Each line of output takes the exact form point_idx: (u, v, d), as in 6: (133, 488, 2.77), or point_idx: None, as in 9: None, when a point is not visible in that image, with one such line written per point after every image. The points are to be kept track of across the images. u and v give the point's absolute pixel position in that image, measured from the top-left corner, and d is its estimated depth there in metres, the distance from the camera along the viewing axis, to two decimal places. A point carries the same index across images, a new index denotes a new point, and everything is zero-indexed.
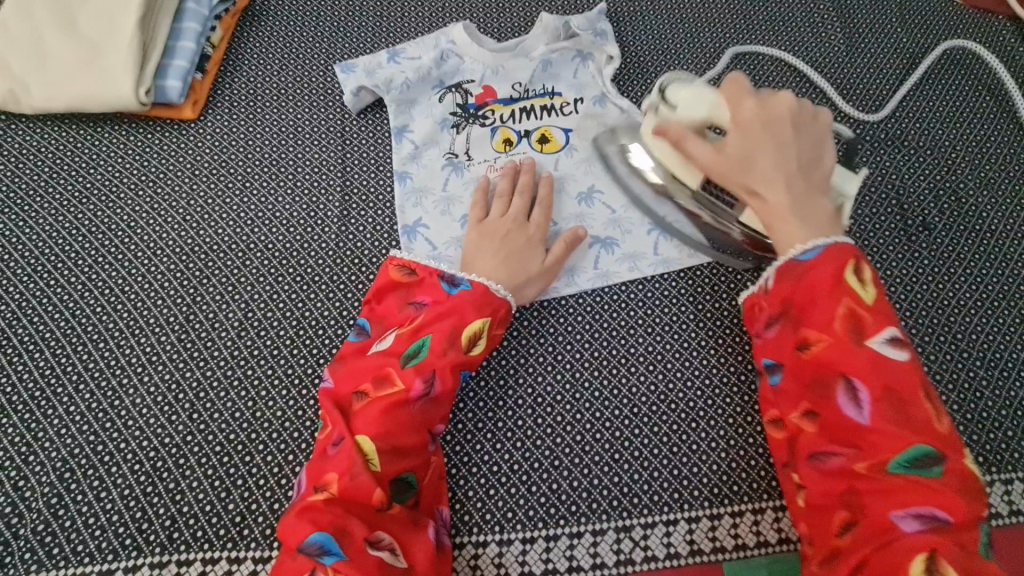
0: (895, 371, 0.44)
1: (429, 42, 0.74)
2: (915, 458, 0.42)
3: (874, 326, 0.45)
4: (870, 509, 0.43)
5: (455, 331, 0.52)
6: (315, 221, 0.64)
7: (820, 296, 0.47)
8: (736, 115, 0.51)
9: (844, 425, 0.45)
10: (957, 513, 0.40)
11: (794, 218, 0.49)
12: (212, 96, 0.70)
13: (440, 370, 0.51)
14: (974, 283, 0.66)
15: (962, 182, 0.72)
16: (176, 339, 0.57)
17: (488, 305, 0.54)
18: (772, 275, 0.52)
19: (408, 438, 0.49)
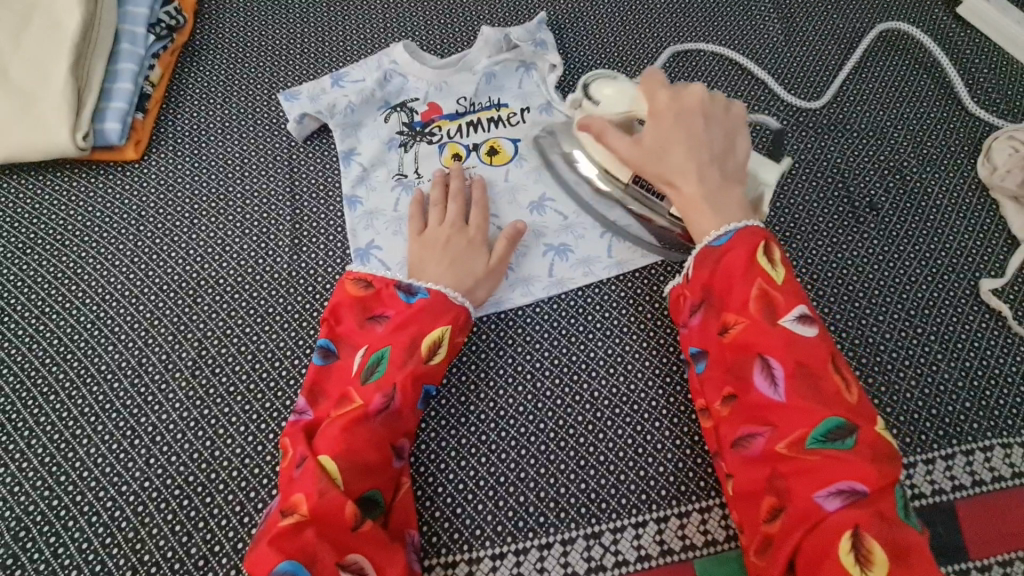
0: (806, 346, 0.46)
1: (372, 63, 0.75)
2: (829, 433, 0.44)
3: (785, 304, 0.48)
4: (797, 489, 0.44)
5: (415, 341, 0.53)
6: (266, 252, 0.64)
7: (736, 279, 0.50)
8: (653, 108, 0.55)
9: (764, 404, 0.46)
10: (869, 482, 0.42)
11: (707, 208, 0.53)
12: (155, 134, 0.69)
13: (399, 383, 0.51)
14: (924, 259, 0.67)
15: (905, 161, 0.73)
16: (128, 384, 0.56)
17: (447, 312, 0.55)
18: (692, 264, 0.54)
19: (371, 456, 0.49)
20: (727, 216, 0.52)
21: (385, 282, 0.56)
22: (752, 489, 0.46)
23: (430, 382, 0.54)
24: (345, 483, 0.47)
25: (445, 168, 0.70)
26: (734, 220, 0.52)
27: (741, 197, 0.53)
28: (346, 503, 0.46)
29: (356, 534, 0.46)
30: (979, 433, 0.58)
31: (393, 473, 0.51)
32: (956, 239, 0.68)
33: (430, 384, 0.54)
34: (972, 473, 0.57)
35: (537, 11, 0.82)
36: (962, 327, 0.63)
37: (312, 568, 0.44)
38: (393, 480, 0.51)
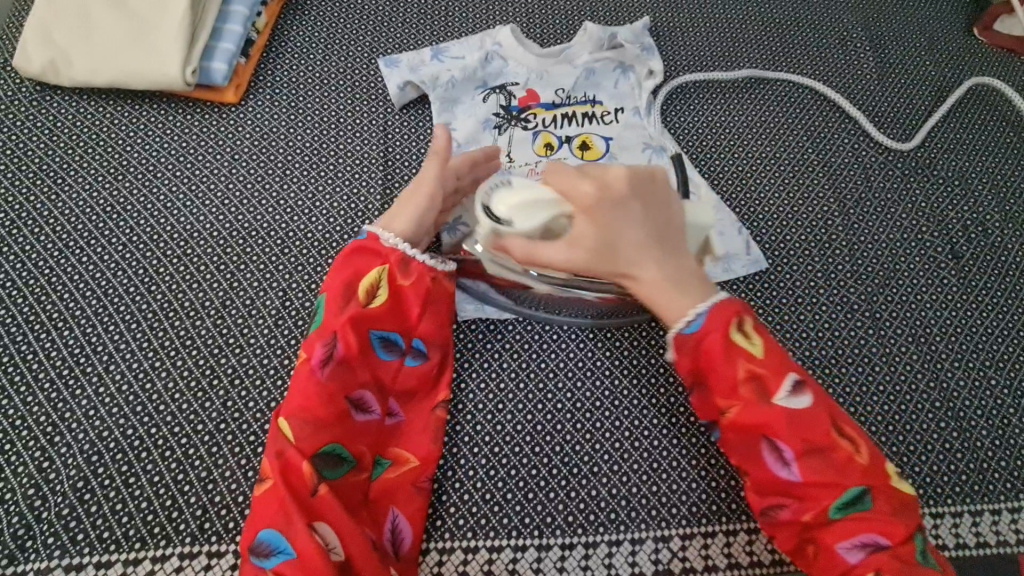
0: (804, 417, 0.47)
1: (474, 42, 0.74)
2: (847, 500, 0.46)
3: (774, 380, 0.48)
4: (825, 547, 0.47)
5: (350, 288, 0.51)
6: (354, 213, 0.64)
7: (717, 360, 0.49)
8: (578, 208, 0.47)
9: (780, 483, 0.48)
10: (894, 535, 0.45)
11: (671, 292, 0.50)
12: (254, 81, 0.69)
13: (341, 331, 0.50)
14: (1002, 312, 0.67)
15: (989, 214, 0.74)
16: (211, 323, 0.56)
17: (380, 255, 0.52)
18: (670, 349, 0.52)
19: (321, 408, 0.48)
20: (688, 297, 0.50)
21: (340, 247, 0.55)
22: (793, 545, 0.50)
23: (379, 326, 0.52)
24: (299, 441, 0.47)
25: (537, 156, 0.70)
26: (697, 299, 0.50)
27: (694, 267, 0.51)
28: (301, 464, 0.46)
29: (316, 496, 0.46)
30: None
31: (354, 426, 0.50)
32: None
33: (378, 331, 0.52)
34: None
35: (638, 15, 0.82)
36: None
37: (288, 535, 0.44)
38: (360, 434, 0.50)
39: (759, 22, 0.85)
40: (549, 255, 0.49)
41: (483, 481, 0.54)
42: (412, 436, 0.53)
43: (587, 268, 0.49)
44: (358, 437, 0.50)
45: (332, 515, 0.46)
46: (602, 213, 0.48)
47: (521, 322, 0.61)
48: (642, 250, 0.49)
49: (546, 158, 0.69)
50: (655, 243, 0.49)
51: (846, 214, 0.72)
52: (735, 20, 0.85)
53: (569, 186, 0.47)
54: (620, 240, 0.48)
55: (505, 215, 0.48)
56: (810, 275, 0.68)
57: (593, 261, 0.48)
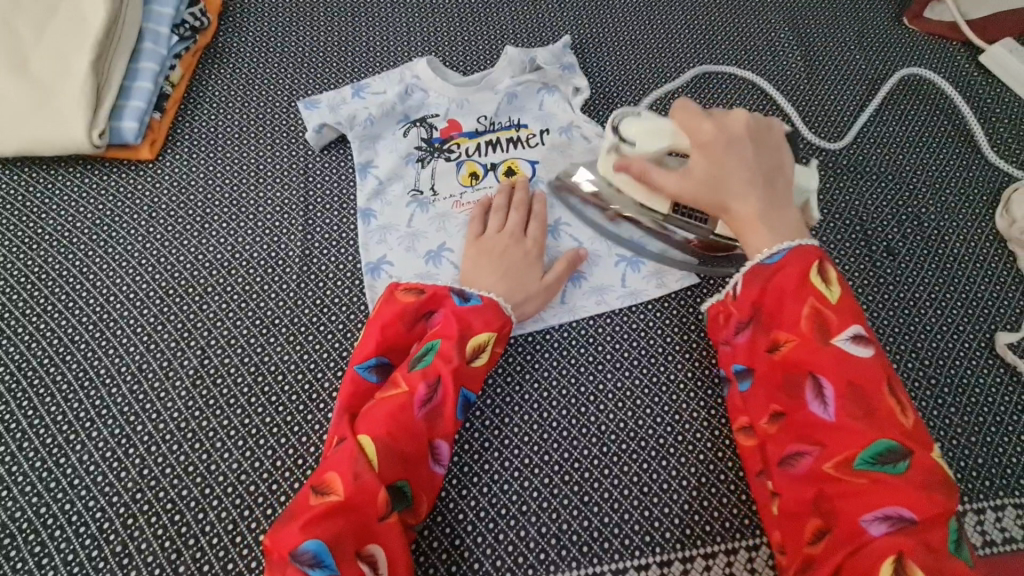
0: (861, 367, 0.45)
1: (394, 76, 0.74)
2: (878, 455, 0.43)
3: (837, 323, 0.47)
4: (841, 511, 0.44)
5: (463, 340, 0.53)
6: (276, 261, 0.63)
7: (787, 296, 0.49)
8: (698, 139, 0.55)
9: (812, 422, 0.46)
10: (921, 509, 0.41)
11: (762, 227, 0.52)
12: (171, 135, 0.69)
13: (445, 377, 0.51)
14: (940, 308, 0.66)
15: (924, 208, 0.73)
16: (127, 390, 0.55)
17: (496, 321, 0.55)
18: (740, 281, 0.53)
19: (411, 446, 0.48)
20: (784, 235, 0.52)
21: (438, 288, 0.55)
22: (800, 509, 0.46)
23: (470, 385, 0.53)
24: (380, 466, 0.47)
25: (462, 186, 0.69)
26: (789, 238, 0.52)
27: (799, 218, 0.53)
28: (379, 489, 0.45)
29: (383, 523, 0.45)
30: (991, 491, 0.57)
31: (427, 471, 0.50)
32: (973, 290, 0.67)
33: (468, 389, 0.53)
34: (983, 533, 0.55)
35: (561, 34, 0.82)
36: (977, 381, 0.62)
37: (337, 550, 0.42)
38: (426, 480, 0.50)
39: (686, 30, 0.85)
40: (660, 179, 0.56)
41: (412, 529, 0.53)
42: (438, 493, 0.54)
43: (693, 199, 0.55)
44: (424, 480, 0.50)
45: (392, 545, 0.45)
46: (713, 140, 0.54)
47: None
48: (748, 182, 0.53)
49: (471, 187, 0.69)
50: (763, 181, 0.53)
51: None
52: (661, 30, 0.85)
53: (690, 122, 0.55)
54: (732, 170, 0.53)
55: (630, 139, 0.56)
56: None
57: (698, 190, 0.54)
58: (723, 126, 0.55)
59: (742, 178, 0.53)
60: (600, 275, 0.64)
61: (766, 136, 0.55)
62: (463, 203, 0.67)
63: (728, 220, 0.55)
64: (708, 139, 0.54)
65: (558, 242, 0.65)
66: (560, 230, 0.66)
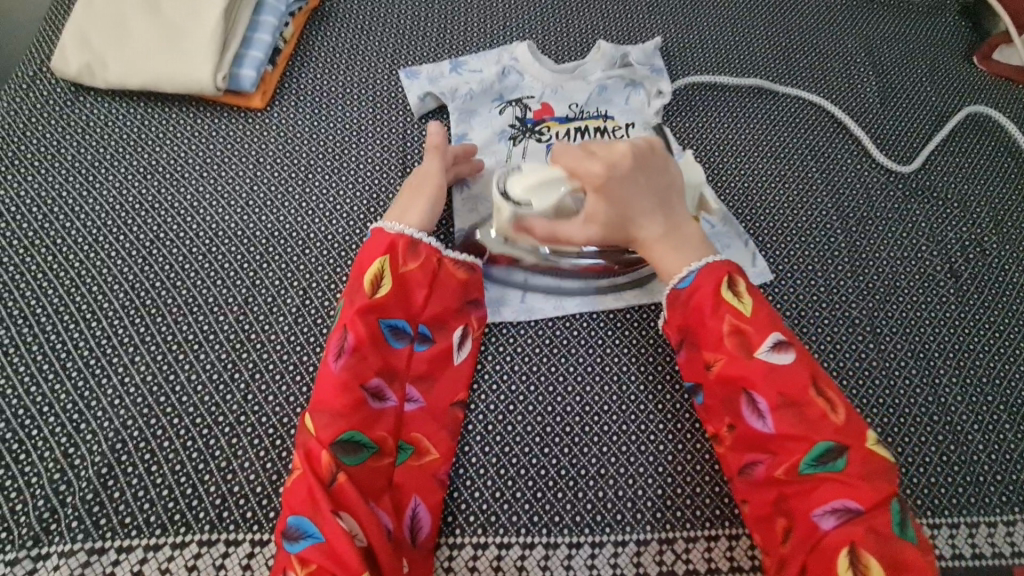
0: (783, 373, 0.51)
1: (492, 57, 0.78)
2: (819, 456, 0.49)
3: (756, 337, 0.52)
4: (799, 511, 0.49)
5: (358, 283, 0.56)
6: (374, 216, 0.66)
7: (709, 317, 0.55)
8: (590, 184, 0.54)
9: (756, 435, 0.52)
10: (864, 498, 0.47)
11: (669, 249, 0.57)
12: (280, 88, 0.72)
13: (350, 324, 0.53)
14: (998, 330, 0.69)
15: (987, 236, 0.76)
16: (234, 319, 0.57)
17: (386, 247, 0.57)
18: (668, 306, 0.59)
19: (336, 399, 0.51)
20: (691, 253, 0.57)
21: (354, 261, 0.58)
22: (765, 512, 0.51)
23: (392, 315, 0.56)
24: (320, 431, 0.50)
25: None
26: (696, 257, 0.57)
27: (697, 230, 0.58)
28: (320, 454, 0.49)
29: (336, 485, 0.48)
30: None
31: (370, 414, 0.52)
32: None
33: (386, 318, 0.55)
34: None
35: (649, 35, 0.85)
36: None
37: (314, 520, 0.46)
38: (377, 421, 0.53)
39: (766, 45, 0.89)
40: (568, 232, 0.56)
41: (494, 480, 0.55)
42: (438, 430, 0.56)
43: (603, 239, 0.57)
44: (376, 422, 0.53)
45: (351, 500, 0.48)
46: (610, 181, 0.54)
47: (532, 327, 0.63)
48: (649, 212, 0.56)
49: None
50: (660, 206, 0.57)
51: (849, 231, 0.75)
52: (743, 43, 0.88)
53: (579, 166, 0.54)
54: (632, 208, 0.56)
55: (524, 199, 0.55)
56: (812, 289, 0.70)
57: (605, 231, 0.56)
58: (611, 165, 0.55)
59: (641, 212, 0.56)
60: None
61: (653, 163, 0.56)
62: None
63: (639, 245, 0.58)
64: (602, 181, 0.54)
65: None
66: None
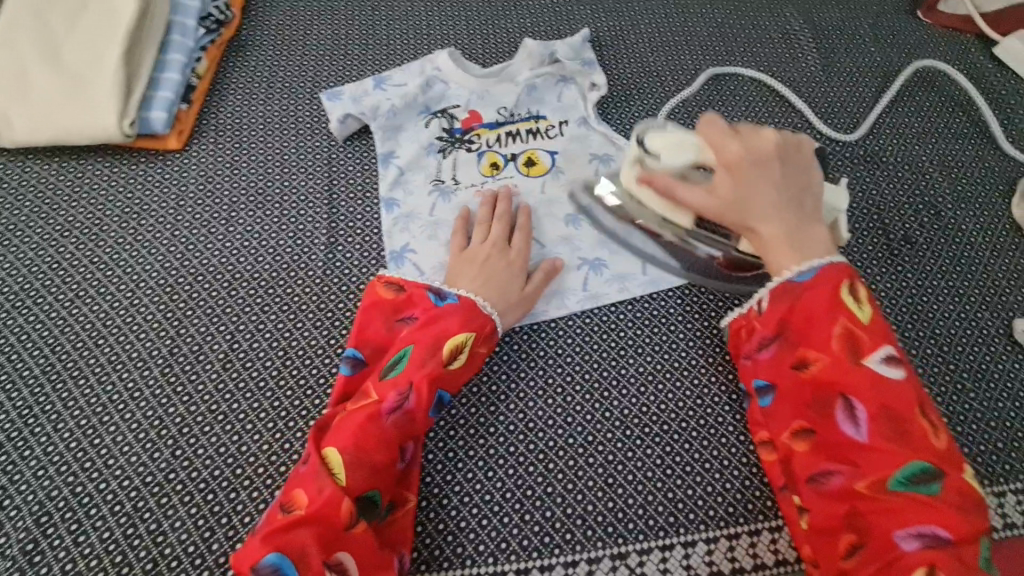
0: (894, 387, 0.46)
1: (414, 68, 0.75)
2: (913, 476, 0.44)
3: (870, 345, 0.47)
4: (876, 530, 0.44)
5: (437, 343, 0.53)
6: (301, 249, 0.64)
7: (816, 318, 0.49)
8: (723, 158, 0.53)
9: (844, 443, 0.46)
10: (956, 528, 0.42)
11: (790, 250, 0.51)
12: (198, 126, 0.70)
13: (415, 383, 0.51)
14: (957, 296, 0.67)
15: (941, 197, 0.74)
16: (158, 373, 0.56)
17: (475, 320, 0.55)
18: (766, 296, 0.52)
19: (379, 454, 0.49)
20: (812, 255, 0.51)
21: (415, 291, 0.56)
22: (830, 525, 0.47)
23: (447, 386, 0.53)
24: (348, 480, 0.47)
25: (483, 177, 0.70)
26: (819, 255, 0.51)
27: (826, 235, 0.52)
28: (343, 501, 0.46)
29: (352, 532, 0.46)
30: (1011, 475, 0.57)
31: (395, 474, 0.50)
32: (988, 279, 0.68)
33: (443, 390, 0.53)
34: (1004, 516, 0.56)
35: (578, 27, 0.83)
36: (997, 367, 0.63)
37: (298, 564, 0.44)
38: (394, 482, 0.51)
39: (702, 24, 0.86)
40: (686, 194, 0.54)
41: (438, 511, 0.54)
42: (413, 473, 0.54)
43: (716, 217, 0.54)
44: (392, 483, 0.50)
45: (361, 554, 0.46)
46: (739, 152, 0.53)
47: None
48: (775, 206, 0.52)
49: (491, 178, 0.70)
50: (788, 202, 0.52)
51: None
52: (677, 24, 0.86)
53: (718, 140, 0.54)
54: (757, 195, 0.52)
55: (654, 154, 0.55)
56: None
57: (722, 209, 0.53)
58: (751, 147, 0.53)
59: (766, 201, 0.52)
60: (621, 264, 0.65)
61: (794, 156, 0.54)
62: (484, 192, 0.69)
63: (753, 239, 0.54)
64: (734, 158, 0.53)
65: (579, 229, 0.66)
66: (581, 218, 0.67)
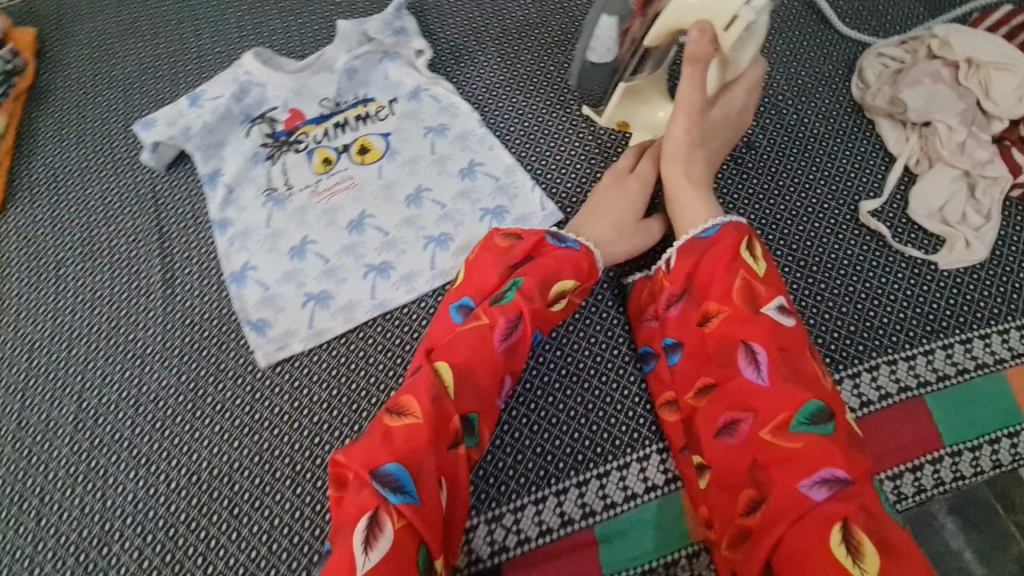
0: (788, 334, 0.47)
1: (226, 78, 0.72)
2: (810, 416, 0.44)
3: (766, 293, 0.49)
4: (783, 479, 0.43)
5: (551, 280, 0.53)
6: (139, 293, 0.62)
7: (720, 272, 0.51)
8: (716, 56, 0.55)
9: (747, 390, 0.47)
10: (850, 468, 0.42)
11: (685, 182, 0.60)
12: (10, 189, 0.67)
13: (528, 312, 0.51)
14: (801, 190, 0.68)
15: (778, 94, 0.74)
16: (10, 450, 0.56)
17: (584, 265, 0.56)
18: (674, 254, 0.55)
19: (484, 381, 0.49)
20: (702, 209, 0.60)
21: (535, 236, 0.55)
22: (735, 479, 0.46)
23: (545, 326, 0.54)
24: (456, 396, 0.47)
25: (317, 175, 0.68)
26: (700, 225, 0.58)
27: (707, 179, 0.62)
28: (453, 416, 0.46)
29: (453, 453, 0.45)
30: (865, 354, 0.59)
31: (492, 409, 0.51)
32: (831, 167, 0.69)
33: (542, 330, 0.54)
34: (859, 395, 0.58)
35: None
36: (844, 252, 0.64)
37: (417, 475, 0.42)
38: (492, 417, 0.51)
39: None
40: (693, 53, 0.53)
41: None
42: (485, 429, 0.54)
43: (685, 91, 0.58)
44: (490, 417, 0.50)
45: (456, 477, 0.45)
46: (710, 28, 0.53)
47: (327, 350, 0.60)
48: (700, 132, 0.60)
49: (325, 175, 0.68)
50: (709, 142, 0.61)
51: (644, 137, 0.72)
52: None
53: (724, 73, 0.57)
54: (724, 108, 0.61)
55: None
56: None
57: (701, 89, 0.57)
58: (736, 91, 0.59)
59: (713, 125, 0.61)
60: (464, 235, 0.65)
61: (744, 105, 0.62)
62: (320, 191, 0.67)
63: (631, 95, 0.65)
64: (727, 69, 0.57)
65: (421, 208, 0.67)
66: (422, 197, 0.67)
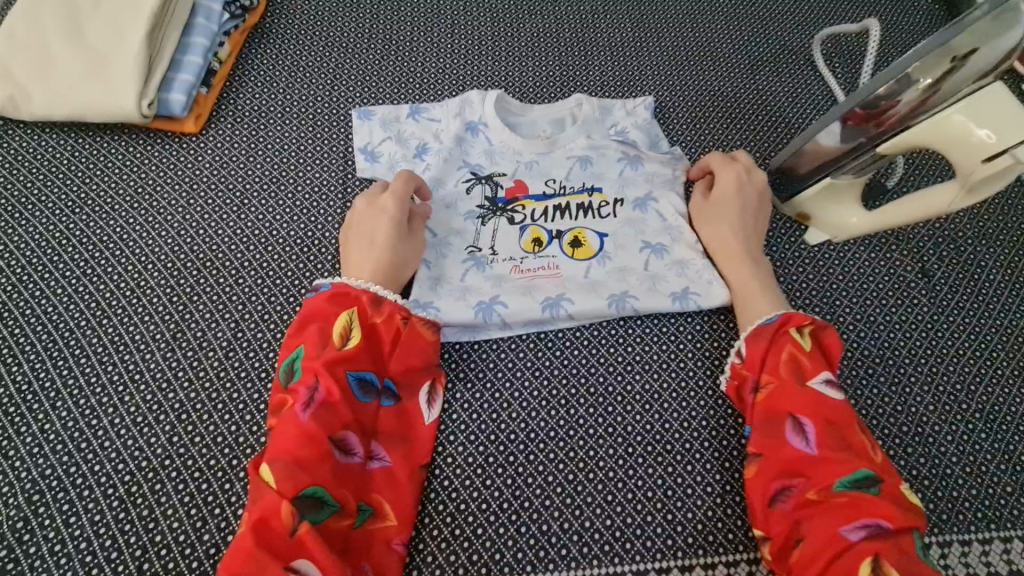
0: (836, 406, 0.49)
1: (454, 107, 0.68)
2: (856, 478, 0.46)
3: (811, 366, 0.51)
4: (817, 530, 0.45)
5: (321, 332, 0.51)
6: (311, 242, 0.62)
7: (769, 347, 0.53)
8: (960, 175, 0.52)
9: (798, 458, 0.48)
10: (892, 518, 0.44)
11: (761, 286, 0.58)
12: (216, 110, 0.69)
13: (315, 369, 0.49)
14: (972, 333, 0.65)
15: (962, 232, 0.71)
16: (161, 357, 0.55)
17: (350, 299, 0.53)
18: (745, 342, 0.55)
19: (304, 446, 0.46)
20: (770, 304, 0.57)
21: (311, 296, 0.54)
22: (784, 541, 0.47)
23: (353, 367, 0.51)
24: (279, 481, 0.45)
25: (524, 252, 0.62)
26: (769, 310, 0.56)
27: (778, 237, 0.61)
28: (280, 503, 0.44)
29: (293, 538, 0.43)
30: (1018, 520, 0.56)
31: (340, 468, 0.48)
32: (1008, 317, 0.66)
33: (353, 369, 0.51)
34: (1008, 562, 0.55)
35: (604, 33, 0.81)
36: (1011, 408, 0.61)
37: None
38: (345, 478, 0.48)
39: (726, 37, 0.83)
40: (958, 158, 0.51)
41: (433, 517, 0.53)
42: (398, 487, 0.51)
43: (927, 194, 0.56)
44: (343, 479, 0.48)
45: (313, 552, 0.43)
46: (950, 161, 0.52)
47: (477, 350, 0.60)
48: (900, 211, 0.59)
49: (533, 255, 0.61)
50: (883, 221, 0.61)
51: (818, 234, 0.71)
52: (703, 36, 0.82)
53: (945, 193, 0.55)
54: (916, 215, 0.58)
55: (888, 91, 0.51)
56: None
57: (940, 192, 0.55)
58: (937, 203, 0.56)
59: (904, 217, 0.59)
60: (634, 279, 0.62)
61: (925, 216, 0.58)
62: (521, 269, 0.61)
63: (827, 191, 0.62)
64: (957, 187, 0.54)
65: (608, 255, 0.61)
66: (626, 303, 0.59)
